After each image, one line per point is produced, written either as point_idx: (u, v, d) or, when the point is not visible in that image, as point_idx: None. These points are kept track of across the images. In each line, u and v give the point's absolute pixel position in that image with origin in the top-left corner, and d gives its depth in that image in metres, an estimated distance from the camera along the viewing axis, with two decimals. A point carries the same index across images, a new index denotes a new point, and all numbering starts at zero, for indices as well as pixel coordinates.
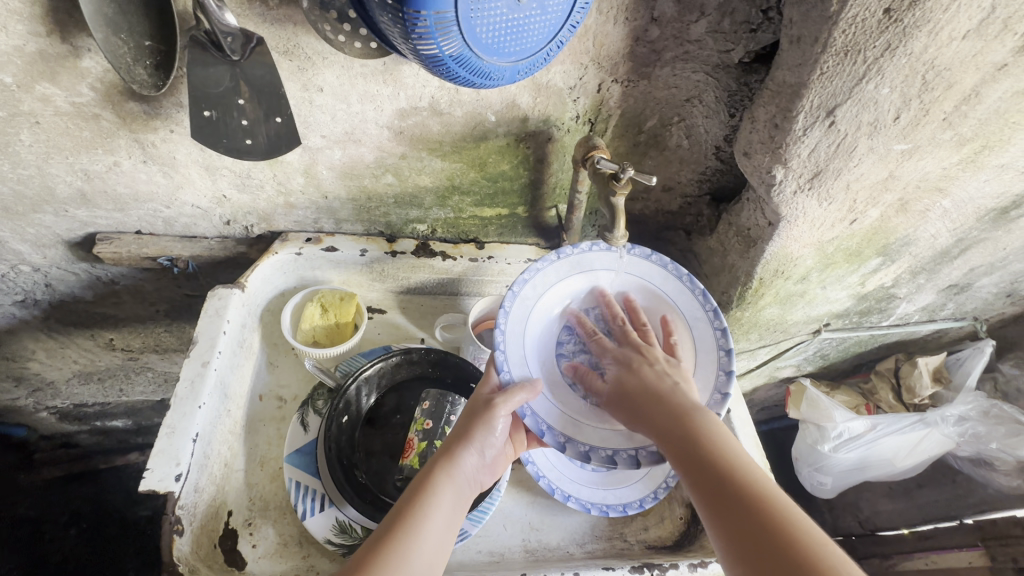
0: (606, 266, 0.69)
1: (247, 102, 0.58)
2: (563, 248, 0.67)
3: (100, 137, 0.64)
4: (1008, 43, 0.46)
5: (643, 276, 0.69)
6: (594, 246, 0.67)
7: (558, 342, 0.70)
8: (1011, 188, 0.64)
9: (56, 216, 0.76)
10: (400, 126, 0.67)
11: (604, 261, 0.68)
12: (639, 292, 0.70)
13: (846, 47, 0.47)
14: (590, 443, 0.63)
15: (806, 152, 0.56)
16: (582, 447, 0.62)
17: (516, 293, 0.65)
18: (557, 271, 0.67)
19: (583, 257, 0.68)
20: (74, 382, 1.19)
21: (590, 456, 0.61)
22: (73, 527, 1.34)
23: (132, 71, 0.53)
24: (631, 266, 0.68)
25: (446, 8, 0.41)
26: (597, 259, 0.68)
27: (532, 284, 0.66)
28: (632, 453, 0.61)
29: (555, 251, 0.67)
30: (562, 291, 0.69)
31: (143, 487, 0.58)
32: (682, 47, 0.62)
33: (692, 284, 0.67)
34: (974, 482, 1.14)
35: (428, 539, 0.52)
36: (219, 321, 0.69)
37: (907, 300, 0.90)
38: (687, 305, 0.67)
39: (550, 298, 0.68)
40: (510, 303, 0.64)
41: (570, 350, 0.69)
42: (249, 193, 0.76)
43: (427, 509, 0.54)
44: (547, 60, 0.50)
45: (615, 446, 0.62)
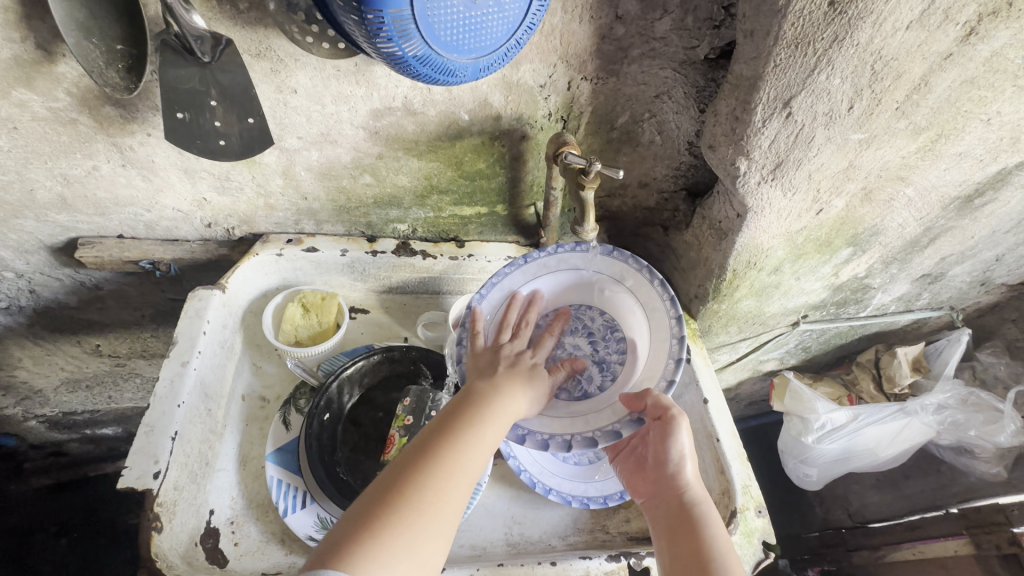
0: (572, 265, 0.72)
1: (220, 104, 0.59)
2: (530, 252, 0.72)
3: (77, 141, 0.65)
4: (950, 33, 0.48)
5: (607, 271, 0.71)
6: (560, 248, 0.71)
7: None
8: (972, 175, 0.66)
9: (37, 222, 0.77)
10: (376, 126, 0.69)
11: (569, 262, 0.72)
12: (605, 286, 0.72)
13: (796, 39, 0.49)
14: (528, 426, 0.65)
15: (766, 143, 0.57)
16: (519, 429, 0.64)
17: (483, 295, 0.71)
18: (522, 276, 0.72)
19: (549, 259, 0.72)
20: (62, 389, 1.19)
21: (524, 438, 0.63)
22: (64, 536, 1.34)
23: (104, 75, 0.54)
24: (594, 263, 0.71)
25: (403, 7, 0.42)
26: (566, 260, 0.72)
27: (500, 287, 0.71)
28: (565, 438, 0.63)
29: (522, 255, 0.72)
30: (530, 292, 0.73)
31: (120, 484, 0.58)
32: (648, 44, 0.64)
33: (652, 275, 0.68)
34: (956, 470, 1.17)
35: (479, 462, 0.54)
36: (199, 321, 0.71)
37: (882, 290, 0.92)
38: (646, 296, 0.69)
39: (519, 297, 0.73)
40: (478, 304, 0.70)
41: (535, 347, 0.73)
42: (229, 196, 0.76)
43: (483, 432, 0.56)
44: (508, 58, 0.51)
45: (554, 431, 0.65)
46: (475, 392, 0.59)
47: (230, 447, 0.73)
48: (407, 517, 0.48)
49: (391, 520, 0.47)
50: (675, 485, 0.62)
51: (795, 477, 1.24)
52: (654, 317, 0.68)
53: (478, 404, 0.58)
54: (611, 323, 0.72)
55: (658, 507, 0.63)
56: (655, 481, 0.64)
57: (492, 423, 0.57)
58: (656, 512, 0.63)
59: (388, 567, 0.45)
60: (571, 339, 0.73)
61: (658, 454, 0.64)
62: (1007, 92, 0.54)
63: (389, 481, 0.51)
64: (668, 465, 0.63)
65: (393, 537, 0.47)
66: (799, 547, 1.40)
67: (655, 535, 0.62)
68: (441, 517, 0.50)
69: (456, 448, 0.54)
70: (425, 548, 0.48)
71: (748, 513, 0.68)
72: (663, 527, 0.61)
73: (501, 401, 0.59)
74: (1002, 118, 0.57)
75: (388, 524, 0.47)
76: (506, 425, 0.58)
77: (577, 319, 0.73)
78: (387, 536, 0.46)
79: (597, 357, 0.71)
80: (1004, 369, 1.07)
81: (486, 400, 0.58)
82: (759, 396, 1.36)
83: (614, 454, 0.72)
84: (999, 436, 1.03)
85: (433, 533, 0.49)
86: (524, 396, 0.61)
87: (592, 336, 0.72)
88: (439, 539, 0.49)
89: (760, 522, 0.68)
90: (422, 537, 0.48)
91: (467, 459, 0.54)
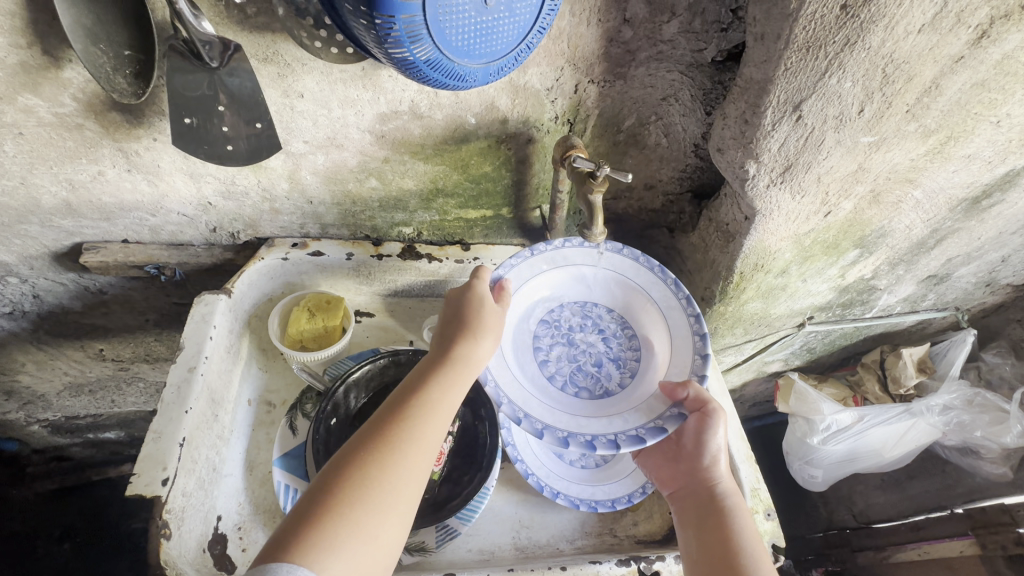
0: (580, 261, 0.73)
1: (227, 109, 0.59)
2: (537, 245, 0.72)
3: (83, 146, 0.65)
4: (962, 36, 0.48)
5: (618, 269, 0.73)
6: (566, 243, 0.72)
7: (535, 337, 0.72)
8: (980, 178, 0.66)
9: (42, 227, 0.76)
10: (382, 130, 0.68)
11: (577, 257, 0.73)
12: (613, 283, 0.74)
13: (807, 43, 0.49)
14: (568, 430, 0.63)
15: (776, 146, 0.57)
16: (560, 433, 0.62)
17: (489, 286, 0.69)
18: (529, 268, 0.72)
19: (556, 253, 0.72)
20: (65, 394, 1.19)
21: (567, 440, 0.60)
22: (66, 542, 1.33)
23: (112, 81, 0.53)
24: (604, 261, 0.73)
25: (414, 12, 0.42)
26: (578, 255, 0.73)
27: (508, 279, 0.70)
28: (611, 436, 0.61)
29: (530, 248, 0.72)
30: (539, 286, 0.73)
31: (129, 490, 0.58)
32: (656, 47, 0.64)
33: (664, 274, 0.71)
34: (962, 471, 1.16)
35: (431, 434, 0.54)
36: (206, 326, 0.70)
37: (887, 292, 0.92)
38: (660, 294, 0.71)
39: (527, 291, 0.72)
40: None
41: (547, 346, 0.71)
42: (234, 200, 0.76)
43: (431, 403, 0.55)
44: (517, 62, 0.51)
45: (594, 432, 0.63)
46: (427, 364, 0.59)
47: (237, 451, 0.73)
48: (356, 493, 0.48)
49: (338, 504, 0.47)
50: (705, 478, 0.65)
51: (800, 478, 1.24)
52: (670, 315, 0.70)
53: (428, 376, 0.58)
54: (621, 320, 0.73)
55: (687, 496, 0.65)
56: (686, 473, 0.66)
57: (441, 394, 0.57)
58: (684, 502, 0.65)
59: (338, 552, 0.45)
60: (583, 335, 0.73)
61: (693, 446, 0.67)
62: (1018, 94, 0.54)
63: (337, 466, 0.50)
64: (702, 457, 0.66)
65: (340, 519, 0.46)
66: (802, 548, 1.43)
67: (679, 525, 0.63)
68: (392, 494, 0.49)
69: (405, 424, 0.53)
70: (376, 526, 0.47)
71: (757, 516, 0.68)
72: (692, 515, 0.62)
73: (454, 366, 0.58)
74: (1011, 120, 0.57)
75: (333, 508, 0.47)
76: (458, 389, 0.58)
77: (584, 316, 0.74)
78: (332, 521, 0.46)
79: (612, 354, 0.72)
80: (1009, 370, 1.06)
81: (435, 373, 0.58)
82: (762, 397, 1.36)
83: (641, 450, 0.74)
84: (1005, 437, 1.03)
85: (384, 510, 0.48)
86: (474, 351, 0.60)
87: (604, 332, 0.73)
88: (389, 517, 0.49)
89: (769, 526, 0.67)
90: (371, 517, 0.47)
91: (417, 432, 0.53)
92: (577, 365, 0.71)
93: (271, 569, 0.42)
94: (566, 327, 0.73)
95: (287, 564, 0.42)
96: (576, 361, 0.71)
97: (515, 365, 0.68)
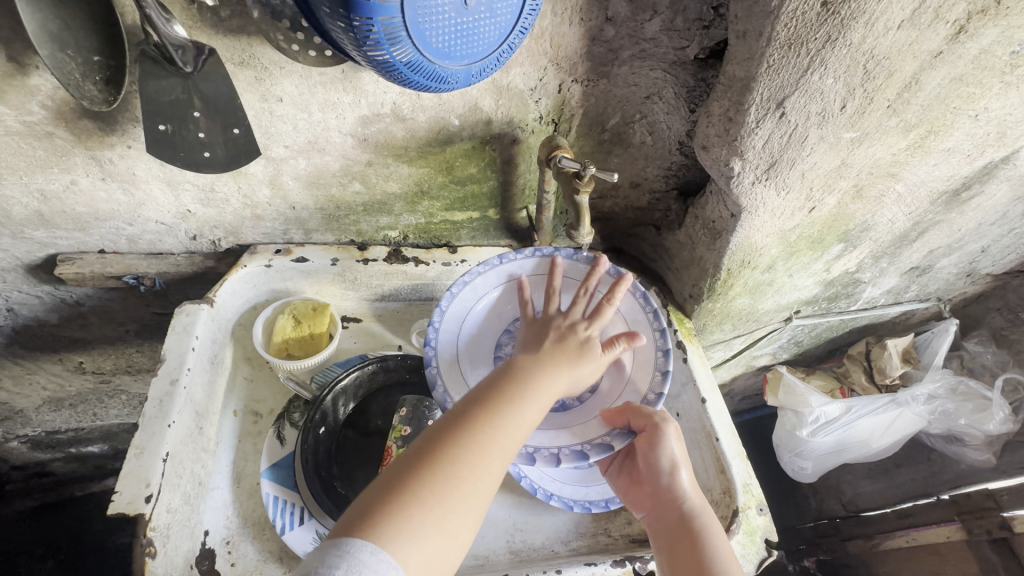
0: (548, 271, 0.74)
1: (202, 115, 0.57)
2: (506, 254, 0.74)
3: (54, 155, 0.63)
4: (941, 31, 0.48)
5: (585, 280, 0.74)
6: (536, 253, 0.74)
7: (498, 345, 0.73)
8: (960, 171, 0.67)
9: (14, 239, 0.74)
10: (364, 133, 0.67)
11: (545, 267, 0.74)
12: None
13: (789, 40, 0.49)
14: None
15: (760, 143, 0.58)
16: None
17: (454, 294, 0.71)
18: (495, 276, 0.73)
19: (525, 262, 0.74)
20: (44, 409, 1.16)
21: None
22: (49, 560, 1.30)
23: (81, 88, 0.51)
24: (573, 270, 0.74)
25: (393, 14, 0.41)
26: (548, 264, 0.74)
27: (472, 287, 0.73)
28: (553, 450, 0.63)
29: (498, 256, 0.74)
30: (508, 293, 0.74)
31: (112, 510, 0.56)
32: (638, 46, 0.63)
33: (633, 287, 0.73)
34: (947, 458, 1.18)
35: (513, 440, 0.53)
36: (187, 337, 0.69)
37: (872, 284, 0.93)
38: (627, 308, 0.73)
39: (495, 298, 0.74)
40: (448, 302, 0.71)
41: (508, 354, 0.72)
42: (214, 207, 0.75)
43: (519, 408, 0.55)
44: (500, 64, 0.50)
45: (538, 443, 0.65)
46: (525, 368, 0.59)
47: (223, 464, 0.71)
48: (443, 485, 0.48)
49: (422, 493, 0.47)
50: (672, 497, 0.62)
51: (790, 470, 1.25)
52: (635, 331, 0.72)
53: (526, 380, 0.57)
54: None
55: (656, 520, 0.63)
56: (651, 494, 0.64)
57: (536, 399, 0.56)
58: (654, 527, 0.62)
59: (418, 540, 0.44)
60: None
61: (652, 467, 0.64)
62: (995, 89, 0.55)
63: (426, 452, 0.50)
64: (662, 477, 0.63)
65: (423, 510, 0.46)
66: (795, 538, 1.45)
67: (655, 550, 0.62)
68: (474, 491, 0.49)
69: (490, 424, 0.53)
70: (452, 525, 0.46)
71: (750, 512, 0.68)
72: (664, 542, 0.60)
73: (551, 375, 0.59)
74: (989, 114, 0.58)
75: (420, 497, 0.46)
76: (549, 396, 0.58)
77: None
78: (418, 509, 0.45)
79: None
80: (990, 358, 1.10)
81: (534, 379, 0.57)
82: (752, 390, 1.37)
83: (607, 466, 0.71)
84: (988, 424, 1.06)
85: (464, 508, 0.48)
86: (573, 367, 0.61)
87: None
88: (468, 517, 0.48)
89: (761, 520, 0.68)
90: (452, 511, 0.47)
91: (506, 432, 0.53)
92: None
93: (351, 546, 0.42)
94: None
95: (368, 542, 0.43)
96: None
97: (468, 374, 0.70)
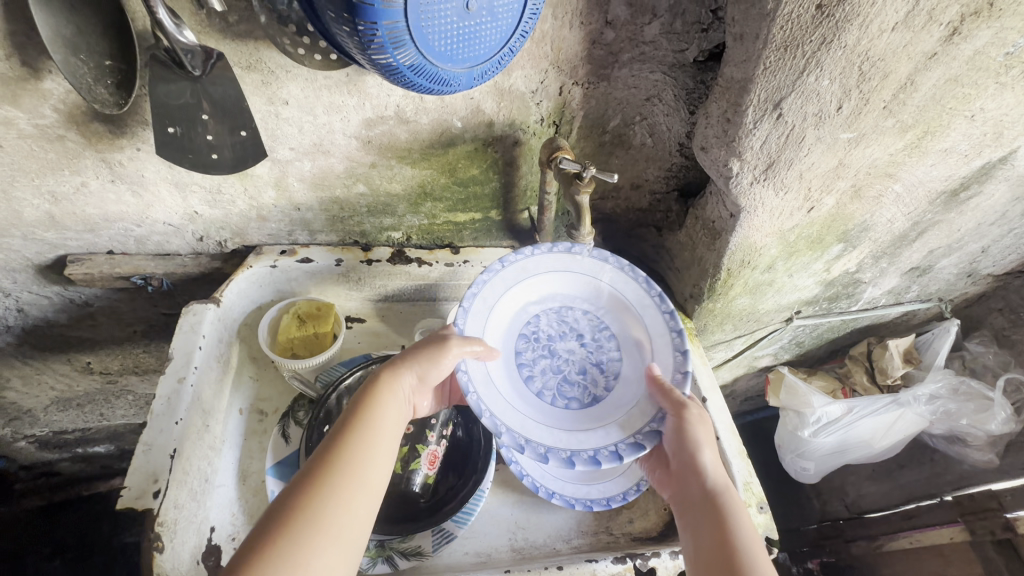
0: (548, 269, 0.73)
1: (211, 118, 0.58)
2: (506, 256, 0.71)
3: (65, 158, 0.64)
4: (935, 33, 0.49)
5: (588, 272, 0.74)
6: (536, 250, 0.72)
7: (517, 351, 0.72)
8: (957, 171, 0.67)
9: (25, 240, 0.75)
10: (368, 135, 0.68)
11: (551, 264, 0.73)
12: (588, 289, 0.75)
13: (785, 42, 0.50)
14: (570, 448, 0.65)
15: (758, 144, 0.58)
16: (563, 454, 0.64)
17: (466, 308, 0.68)
18: (502, 281, 0.71)
19: (525, 262, 0.72)
20: (52, 409, 1.17)
21: (573, 461, 0.63)
22: (57, 557, 1.32)
23: (93, 91, 0.53)
24: (577, 264, 0.74)
25: (397, 18, 0.42)
26: (551, 259, 0.73)
27: (481, 297, 0.70)
28: (612, 449, 0.64)
29: (499, 260, 0.71)
30: (511, 298, 0.72)
31: (120, 504, 0.57)
32: (638, 48, 0.64)
33: (635, 273, 0.73)
34: (950, 459, 1.17)
35: (364, 459, 0.53)
36: (194, 336, 0.70)
37: (872, 285, 0.93)
38: (634, 293, 0.73)
39: (502, 305, 0.72)
40: (462, 318, 0.67)
41: (530, 359, 0.72)
42: (221, 209, 0.76)
43: (359, 432, 0.55)
44: (501, 66, 0.51)
45: (594, 446, 0.66)
46: (364, 389, 0.59)
47: (230, 462, 0.72)
48: (299, 518, 0.47)
49: (277, 534, 0.46)
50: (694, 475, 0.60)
51: (792, 471, 1.25)
52: (645, 315, 0.72)
53: (369, 396, 0.58)
54: (597, 322, 0.75)
55: (681, 498, 0.61)
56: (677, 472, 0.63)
57: (379, 411, 0.57)
58: (680, 504, 0.61)
59: None
60: (563, 343, 0.73)
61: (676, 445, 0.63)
62: (990, 89, 0.55)
63: (289, 490, 0.50)
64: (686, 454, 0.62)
65: (280, 548, 0.45)
66: (797, 540, 1.46)
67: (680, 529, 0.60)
68: (334, 514, 0.49)
69: (333, 454, 0.53)
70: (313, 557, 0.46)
71: (750, 510, 0.69)
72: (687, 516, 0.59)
73: (387, 389, 0.59)
74: (985, 114, 0.59)
75: (274, 536, 0.46)
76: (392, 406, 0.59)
77: (561, 322, 0.74)
78: (273, 550, 0.45)
79: (593, 359, 0.73)
80: (993, 358, 1.09)
81: (375, 394, 0.58)
82: (754, 391, 1.37)
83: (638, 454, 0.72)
84: (990, 424, 1.06)
85: (323, 536, 0.47)
86: (394, 383, 0.60)
87: (583, 337, 0.74)
88: (328, 545, 0.47)
89: (762, 518, 0.68)
90: (309, 542, 0.46)
91: (356, 449, 0.53)
92: (564, 375, 0.72)
93: None
94: (546, 336, 0.73)
95: None
96: (561, 371, 0.72)
97: (502, 386, 0.68)
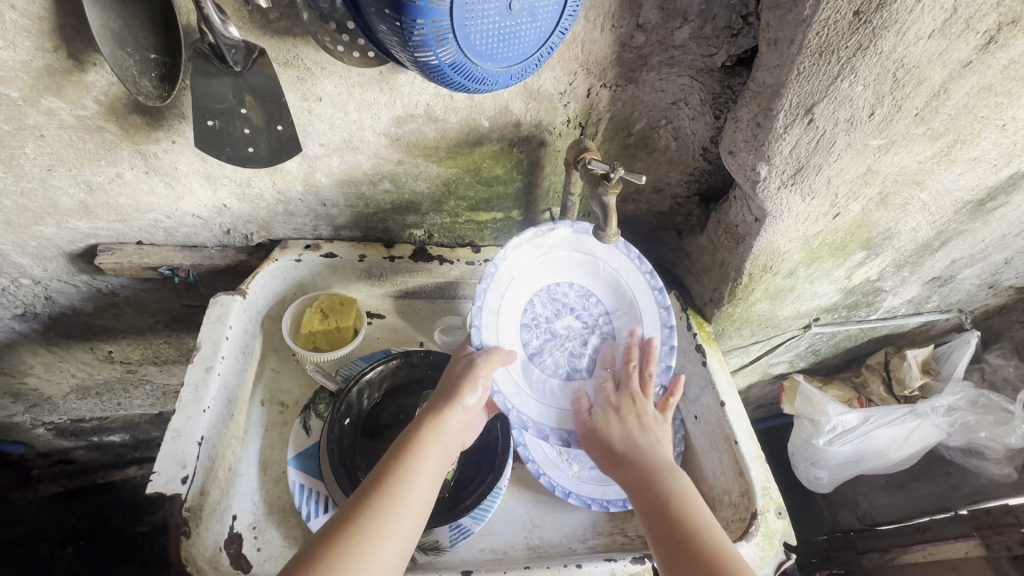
0: (535, 256, 0.72)
1: (251, 111, 0.60)
2: (496, 257, 0.69)
3: (102, 148, 0.65)
4: (971, 41, 0.49)
5: (571, 249, 0.73)
6: (521, 239, 0.70)
7: (525, 343, 0.73)
8: (985, 180, 0.67)
9: (58, 228, 0.77)
10: (397, 133, 0.69)
11: (538, 251, 0.72)
12: (570, 263, 0.74)
13: (820, 47, 0.50)
14: None
15: (788, 148, 0.59)
16: None
17: (476, 325, 0.68)
18: (499, 284, 0.70)
19: (514, 256, 0.70)
20: (71, 396, 1.19)
21: None
22: (69, 545, 1.33)
23: (137, 84, 0.54)
24: (562, 241, 0.73)
25: (441, 17, 0.43)
26: (538, 245, 0.72)
27: (486, 307, 0.69)
28: None
29: (490, 262, 0.68)
30: (509, 296, 0.71)
31: (150, 489, 0.59)
32: (668, 52, 0.65)
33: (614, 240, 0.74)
34: (966, 472, 1.16)
35: (400, 509, 0.53)
36: (221, 327, 0.71)
37: (892, 294, 0.93)
38: (616, 259, 0.74)
39: (503, 306, 0.71)
40: (478, 334, 0.68)
41: (538, 347, 0.73)
42: (249, 202, 0.77)
43: (400, 478, 0.55)
44: (539, 66, 0.52)
45: None
46: (410, 430, 0.60)
47: (252, 452, 0.73)
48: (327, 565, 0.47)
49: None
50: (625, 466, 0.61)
51: (806, 480, 1.24)
52: (627, 280, 0.75)
53: (412, 439, 0.58)
54: (583, 291, 0.75)
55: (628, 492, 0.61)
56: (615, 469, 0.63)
57: (422, 456, 0.57)
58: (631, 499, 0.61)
59: None
60: (561, 323, 0.74)
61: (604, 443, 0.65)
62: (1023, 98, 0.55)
63: (324, 534, 0.50)
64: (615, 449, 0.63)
65: None
66: (809, 551, 1.43)
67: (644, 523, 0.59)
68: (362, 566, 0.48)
69: (371, 498, 0.53)
70: None
71: (769, 515, 0.68)
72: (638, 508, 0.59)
73: (432, 433, 0.59)
74: (1016, 123, 0.59)
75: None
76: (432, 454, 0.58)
77: (553, 301, 0.74)
78: None
79: (589, 329, 0.75)
80: (1012, 371, 1.08)
81: (420, 437, 0.59)
82: (767, 399, 1.37)
83: None
84: (1009, 437, 1.04)
85: None
86: (439, 427, 0.60)
87: (575, 311, 0.75)
88: None
89: (780, 524, 0.68)
90: None
91: (395, 496, 0.53)
92: (570, 354, 0.74)
93: None
94: (543, 319, 0.74)
95: None
96: (568, 350, 0.74)
97: (525, 381, 0.71)
